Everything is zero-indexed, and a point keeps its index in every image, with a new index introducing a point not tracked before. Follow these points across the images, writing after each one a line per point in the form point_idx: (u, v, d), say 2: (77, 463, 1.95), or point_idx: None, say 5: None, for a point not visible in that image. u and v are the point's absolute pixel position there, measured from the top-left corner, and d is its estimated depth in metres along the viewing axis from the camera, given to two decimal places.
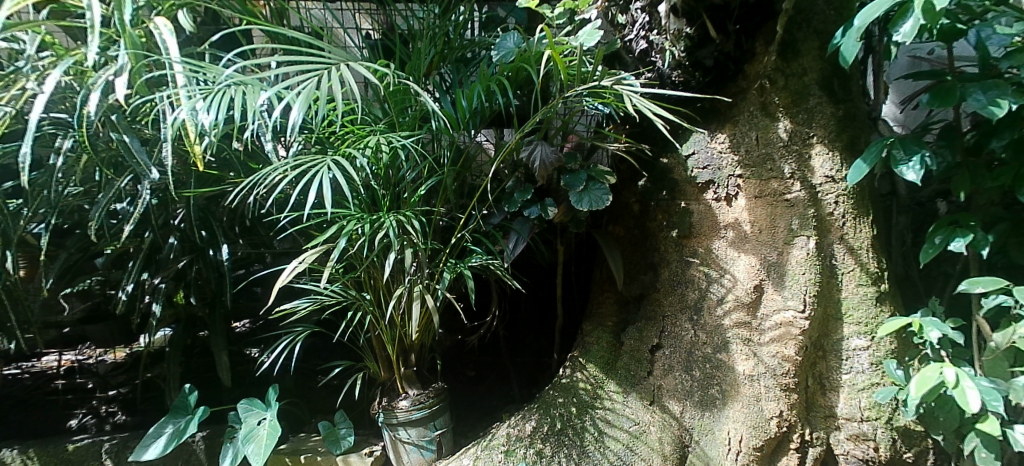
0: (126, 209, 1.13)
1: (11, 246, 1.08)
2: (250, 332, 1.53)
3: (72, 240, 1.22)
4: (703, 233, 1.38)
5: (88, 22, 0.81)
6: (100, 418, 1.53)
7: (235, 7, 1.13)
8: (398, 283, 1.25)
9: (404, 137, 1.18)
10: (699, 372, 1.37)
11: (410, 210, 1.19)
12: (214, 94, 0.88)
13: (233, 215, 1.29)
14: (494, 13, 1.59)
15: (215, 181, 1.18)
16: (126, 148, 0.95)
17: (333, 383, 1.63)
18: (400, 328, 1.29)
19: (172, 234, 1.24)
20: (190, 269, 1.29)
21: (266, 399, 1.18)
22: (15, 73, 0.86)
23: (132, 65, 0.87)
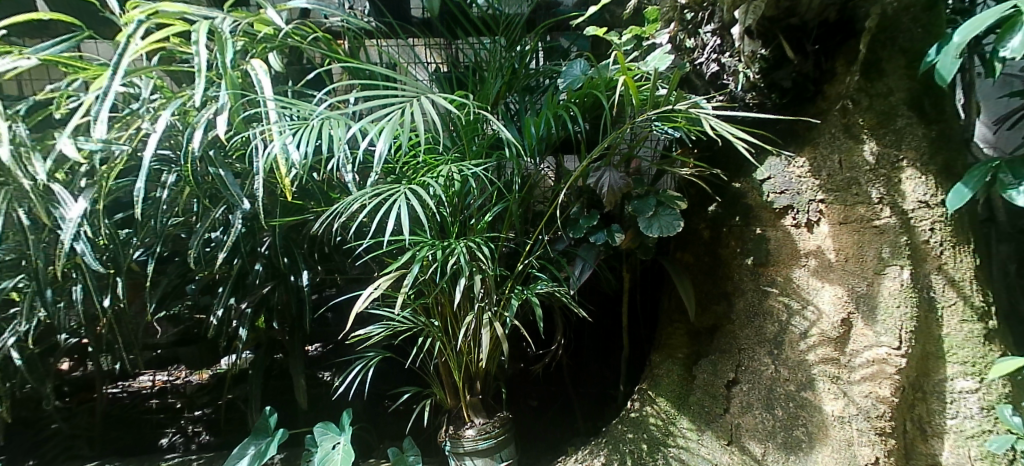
0: (219, 238, 1.20)
1: (121, 273, 1.15)
2: (323, 355, 1.59)
3: (174, 266, 1.29)
4: (781, 261, 1.31)
5: (196, 66, 0.87)
6: (187, 437, 1.62)
7: (321, 47, 1.19)
8: (467, 311, 1.25)
9: (475, 165, 1.19)
10: (781, 411, 1.28)
11: (478, 237, 1.19)
12: (303, 129, 0.95)
13: (313, 243, 1.35)
14: (558, 43, 1.55)
15: (297, 209, 1.24)
16: (222, 182, 1.02)
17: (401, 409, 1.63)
18: (466, 355, 1.28)
19: (258, 261, 1.29)
20: (273, 294, 1.35)
21: (341, 423, 1.19)
22: (133, 115, 0.95)
23: (232, 104, 0.93)
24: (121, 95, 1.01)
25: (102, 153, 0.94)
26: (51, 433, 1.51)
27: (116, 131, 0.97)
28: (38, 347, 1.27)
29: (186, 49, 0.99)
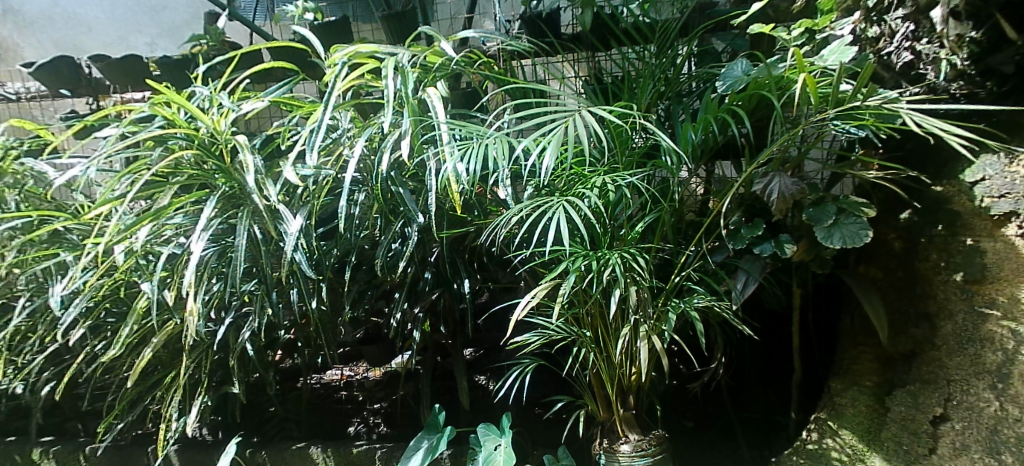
0: (398, 249, 1.35)
1: (323, 278, 1.33)
2: (479, 359, 1.69)
3: (362, 274, 1.46)
4: (1003, 277, 1.09)
5: (386, 97, 1.05)
6: (369, 427, 1.75)
7: (486, 71, 1.30)
8: (623, 322, 1.20)
9: (631, 175, 1.17)
10: (1012, 458, 1.04)
11: (631, 248, 1.15)
12: (470, 148, 1.08)
13: (474, 252, 1.44)
14: (711, 46, 1.48)
15: (461, 222, 1.34)
16: (402, 198, 1.19)
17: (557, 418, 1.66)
18: (618, 368, 1.24)
19: (427, 270, 1.42)
20: (440, 300, 1.48)
21: (501, 426, 1.24)
22: (336, 143, 1.18)
23: (412, 129, 1.10)
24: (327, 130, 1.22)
25: (314, 177, 1.17)
26: (271, 414, 1.70)
27: (324, 159, 1.20)
28: (264, 341, 1.51)
29: (377, 83, 1.20)
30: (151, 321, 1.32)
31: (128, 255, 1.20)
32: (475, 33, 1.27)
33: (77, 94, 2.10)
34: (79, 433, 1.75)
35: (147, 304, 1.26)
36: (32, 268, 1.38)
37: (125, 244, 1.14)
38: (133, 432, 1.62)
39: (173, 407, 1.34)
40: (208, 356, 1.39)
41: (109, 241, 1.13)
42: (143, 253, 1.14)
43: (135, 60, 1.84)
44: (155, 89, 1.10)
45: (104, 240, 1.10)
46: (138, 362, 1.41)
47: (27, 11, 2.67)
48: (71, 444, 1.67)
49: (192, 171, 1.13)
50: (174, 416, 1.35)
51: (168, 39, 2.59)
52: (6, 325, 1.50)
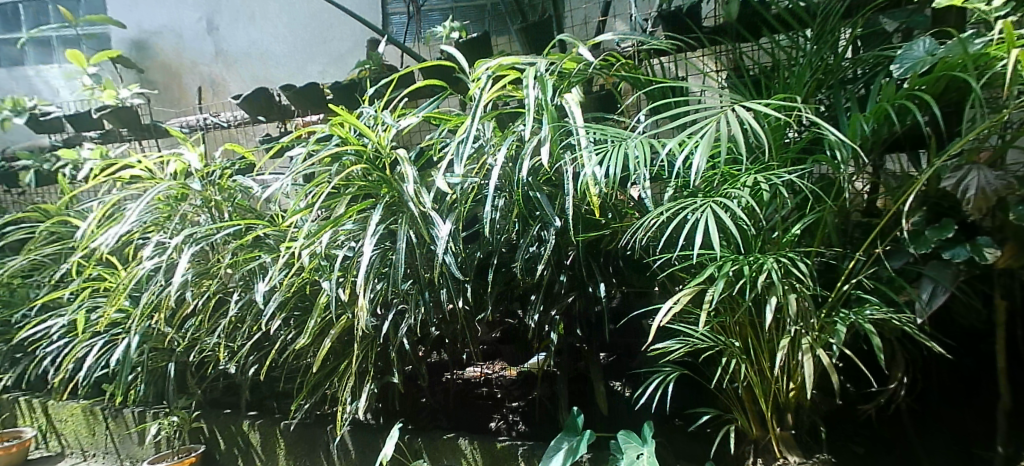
0: (536, 252, 1.38)
1: (468, 279, 1.41)
2: (615, 364, 1.65)
3: (501, 276, 1.52)
4: None
5: (528, 106, 1.09)
6: (508, 424, 1.75)
7: (624, 73, 1.28)
8: (780, 333, 1.11)
9: (789, 172, 1.07)
10: None
11: (788, 251, 1.05)
12: (607, 151, 1.08)
13: (609, 256, 1.43)
14: (880, 26, 1.31)
15: (596, 225, 1.33)
16: (540, 203, 1.24)
17: (704, 431, 1.55)
18: (772, 382, 1.15)
19: (563, 272, 1.43)
20: (575, 302, 1.48)
21: (643, 434, 1.22)
22: (481, 152, 1.30)
23: (551, 135, 1.13)
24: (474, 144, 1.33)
25: (461, 184, 1.29)
26: (421, 405, 1.84)
27: (470, 167, 1.33)
28: (416, 336, 1.65)
29: (517, 93, 1.27)
30: (329, 315, 1.52)
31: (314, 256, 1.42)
32: (613, 35, 1.25)
33: (271, 119, 2.49)
34: (275, 410, 2.04)
35: (328, 299, 1.45)
36: (242, 268, 1.66)
37: (311, 248, 1.36)
38: (316, 412, 1.86)
39: (348, 393, 1.52)
40: (372, 347, 1.55)
41: (301, 246, 1.35)
42: (323, 255, 1.36)
43: (315, 88, 2.16)
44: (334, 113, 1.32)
45: (299, 246, 1.33)
46: (318, 350, 1.63)
47: (232, 51, 3.24)
48: (269, 419, 1.96)
49: (362, 182, 1.33)
50: (349, 400, 1.54)
51: (335, 67, 3.01)
52: (224, 316, 1.82)
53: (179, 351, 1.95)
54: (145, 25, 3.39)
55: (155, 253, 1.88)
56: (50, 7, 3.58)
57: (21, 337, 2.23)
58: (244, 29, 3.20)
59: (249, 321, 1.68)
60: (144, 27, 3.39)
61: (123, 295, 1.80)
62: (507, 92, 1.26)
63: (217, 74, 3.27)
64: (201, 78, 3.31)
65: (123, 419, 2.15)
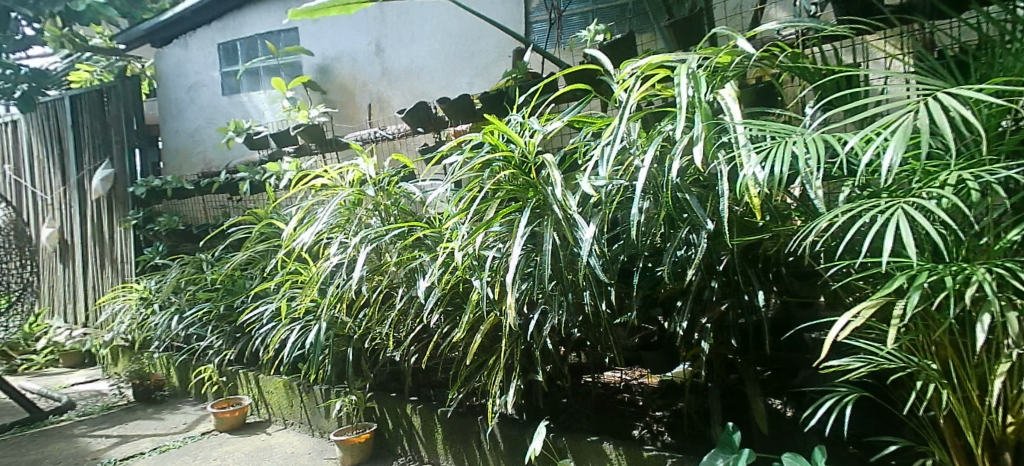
0: (685, 256, 1.33)
1: (613, 282, 1.40)
2: (776, 379, 1.53)
3: (646, 280, 1.48)
4: None
5: (678, 105, 1.05)
6: (653, 434, 1.69)
7: (788, 64, 1.18)
8: (993, 356, 0.92)
9: (1008, 167, 0.89)
10: None
11: (1006, 260, 0.88)
12: (772, 149, 0.99)
13: (768, 261, 1.33)
14: None
15: (754, 229, 1.24)
16: (690, 204, 1.18)
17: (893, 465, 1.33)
18: (983, 414, 0.96)
19: (715, 278, 1.36)
20: (728, 311, 1.39)
21: (813, 459, 1.09)
22: (629, 154, 1.29)
23: (704, 133, 1.07)
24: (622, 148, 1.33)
25: (607, 187, 1.30)
26: (562, 406, 1.85)
27: (615, 171, 1.34)
28: (559, 337, 1.68)
29: (667, 93, 1.23)
30: (481, 311, 1.64)
31: (467, 255, 1.57)
32: (779, 24, 1.16)
33: (428, 130, 2.74)
34: (432, 397, 2.23)
35: (479, 297, 1.58)
36: (406, 266, 1.88)
37: (466, 247, 1.51)
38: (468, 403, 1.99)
39: (497, 387, 1.60)
40: (518, 345, 1.61)
41: (461, 245, 1.51)
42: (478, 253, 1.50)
43: (467, 99, 2.45)
44: (487, 123, 1.49)
45: (458, 246, 1.48)
46: (470, 344, 1.75)
47: (398, 69, 3.65)
48: (428, 405, 2.14)
49: (511, 187, 1.45)
50: (498, 393, 1.62)
51: (482, 78, 3.29)
52: (392, 308, 2.05)
53: (357, 337, 2.23)
54: (328, 52, 3.94)
55: (339, 251, 2.18)
56: (258, 43, 4.32)
57: (242, 319, 2.73)
58: (408, 49, 3.59)
59: (413, 313, 1.87)
60: (326, 53, 3.95)
61: (315, 286, 2.15)
62: (655, 92, 1.24)
63: (383, 91, 3.71)
64: (370, 96, 3.77)
65: (312, 395, 2.49)
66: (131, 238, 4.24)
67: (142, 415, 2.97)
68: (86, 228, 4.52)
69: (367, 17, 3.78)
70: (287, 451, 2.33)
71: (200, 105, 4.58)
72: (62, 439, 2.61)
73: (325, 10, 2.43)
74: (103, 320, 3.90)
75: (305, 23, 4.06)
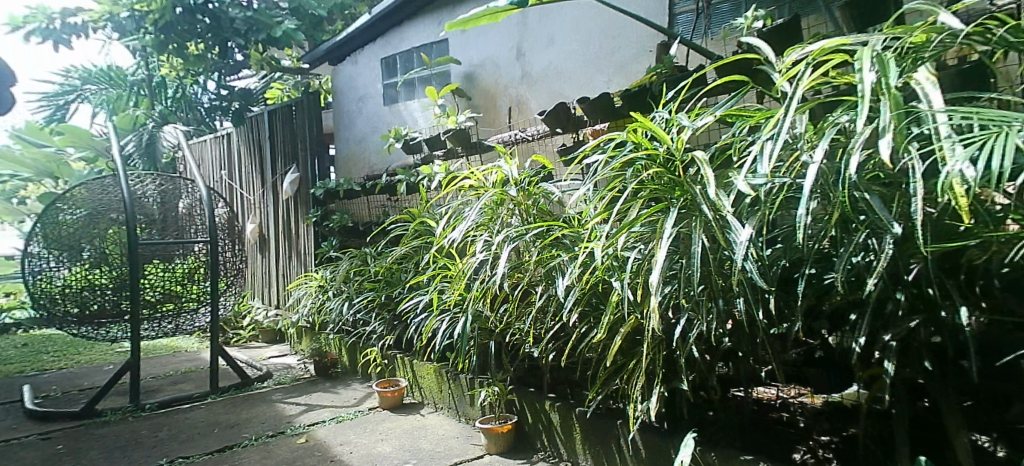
0: (861, 263, 1.18)
1: (773, 289, 1.29)
2: (981, 411, 1.27)
3: (811, 289, 1.34)
4: None
5: (860, 95, 0.94)
6: (821, 461, 1.48)
7: (1010, 37, 0.98)
8: None
9: None
10: None
11: None
12: (988, 142, 0.83)
13: (973, 272, 1.13)
14: None
15: (955, 235, 1.06)
16: (870, 206, 1.05)
17: None
18: None
19: (900, 290, 1.18)
20: (921, 330, 1.20)
21: None
22: (796, 151, 1.18)
23: (894, 123, 0.93)
24: (785, 144, 1.23)
25: (768, 186, 1.20)
26: (709, 419, 1.72)
27: (778, 169, 1.23)
28: (707, 346, 1.58)
29: (844, 81, 1.10)
30: (623, 312, 1.63)
31: (608, 254, 1.61)
32: None
33: (567, 131, 2.76)
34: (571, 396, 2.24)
35: (620, 297, 1.61)
36: (547, 263, 2.03)
37: (608, 245, 1.56)
38: (608, 405, 1.98)
39: (638, 391, 1.56)
40: (661, 350, 1.56)
41: (603, 246, 1.56)
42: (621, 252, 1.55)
43: (608, 97, 2.44)
44: (632, 121, 1.56)
45: (601, 246, 1.55)
46: (610, 346, 1.74)
47: (537, 73, 3.73)
48: (566, 403, 2.17)
49: (654, 186, 1.46)
50: (639, 398, 1.58)
51: (622, 76, 3.23)
52: (537, 303, 2.16)
53: (499, 331, 2.35)
54: (474, 59, 4.17)
55: (484, 248, 2.31)
56: (413, 55, 4.72)
57: (401, 308, 3.03)
58: (548, 51, 3.65)
59: (556, 311, 1.91)
60: (472, 61, 4.18)
61: (463, 280, 2.32)
62: (829, 79, 1.11)
63: (523, 94, 3.83)
64: (511, 99, 3.91)
65: (459, 382, 2.66)
66: (311, 233, 4.88)
67: (320, 387, 3.41)
68: (278, 223, 5.31)
69: (510, 23, 3.91)
70: (438, 433, 2.52)
71: (365, 116, 5.12)
72: (263, 402, 3.11)
73: (476, 20, 2.58)
74: (291, 304, 4.56)
75: (455, 33, 4.34)
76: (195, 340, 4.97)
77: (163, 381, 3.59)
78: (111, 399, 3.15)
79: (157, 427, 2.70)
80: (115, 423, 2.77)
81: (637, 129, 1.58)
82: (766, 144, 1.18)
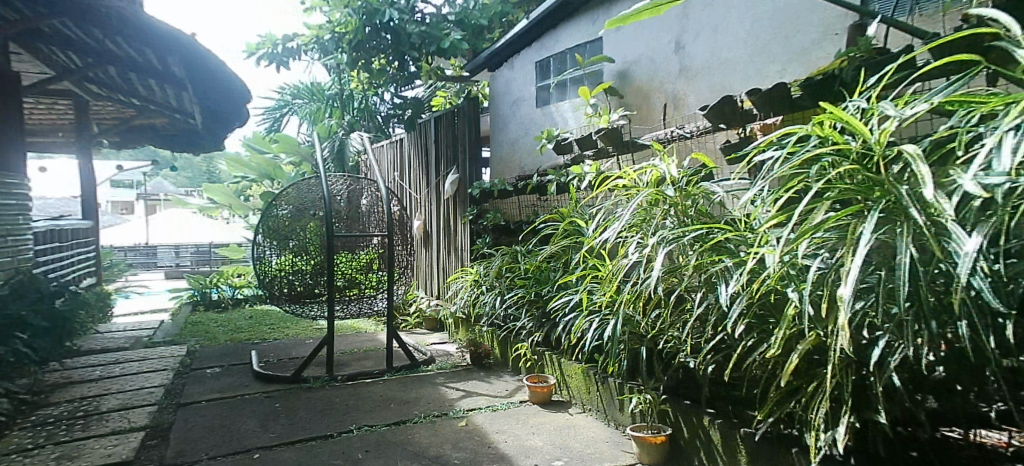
0: None
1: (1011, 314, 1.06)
2: None
3: None
4: None
5: None
6: None
7: None
8: None
9: None
10: None
11: None
12: None
13: None
14: None
15: None
16: None
17: None
18: None
19: None
20: None
21: None
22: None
23: None
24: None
25: (1011, 185, 1.00)
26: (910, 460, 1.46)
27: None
28: (909, 374, 1.36)
29: None
30: (801, 326, 1.50)
31: (781, 262, 1.51)
32: None
33: (731, 127, 2.56)
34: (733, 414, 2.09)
35: (796, 311, 1.44)
36: (716, 267, 1.92)
37: (789, 251, 1.43)
38: (778, 429, 1.80)
39: (820, 418, 1.39)
40: (851, 374, 1.37)
41: (781, 252, 1.43)
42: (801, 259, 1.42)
43: (783, 88, 2.22)
44: (818, 113, 1.45)
45: (779, 249, 1.42)
46: (785, 365, 1.59)
47: (696, 66, 3.53)
48: (728, 421, 2.02)
49: (849, 187, 1.32)
50: (822, 426, 1.41)
51: (800, 63, 2.91)
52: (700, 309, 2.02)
53: (651, 337, 2.27)
54: (628, 56, 4.08)
55: (636, 251, 2.25)
56: (567, 56, 4.76)
57: (551, 306, 3.09)
58: (709, 42, 3.43)
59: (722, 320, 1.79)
60: (626, 58, 4.10)
61: (615, 282, 2.29)
62: None
63: (679, 90, 3.65)
64: (666, 96, 3.75)
65: (608, 386, 2.63)
66: (468, 230, 5.21)
67: (476, 376, 3.63)
68: (440, 221, 5.75)
69: (669, 16, 3.75)
70: (587, 435, 2.52)
71: (518, 118, 5.30)
72: (427, 384, 3.40)
73: (637, 15, 2.47)
74: (450, 296, 4.91)
75: (609, 31, 4.29)
76: (372, 323, 5.62)
77: (347, 357, 4.11)
78: (311, 368, 3.69)
79: (346, 397, 3.10)
80: (315, 389, 3.25)
81: (824, 121, 1.46)
82: (1006, 136, 1.03)
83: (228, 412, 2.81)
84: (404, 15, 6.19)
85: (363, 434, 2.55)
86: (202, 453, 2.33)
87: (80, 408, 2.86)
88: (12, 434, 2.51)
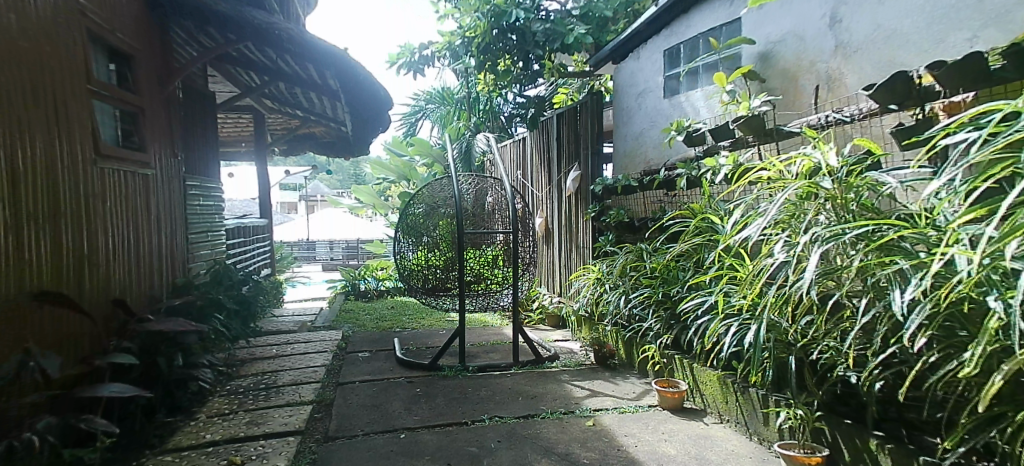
0: None
1: None
2: None
3: None
4: None
5: None
6: None
7: None
8: None
9: None
10: None
11: None
12: None
13: None
14: None
15: None
16: None
17: None
18: None
19: None
20: None
21: None
22: None
23: None
24: None
25: None
26: None
27: None
28: None
29: None
30: (1008, 341, 1.28)
31: (980, 266, 1.29)
32: None
33: (904, 107, 2.24)
34: (908, 440, 1.82)
35: (1002, 324, 1.22)
36: (890, 269, 1.69)
37: (993, 252, 1.21)
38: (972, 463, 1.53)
39: None
40: None
41: (982, 253, 1.22)
42: (1008, 263, 1.20)
43: (978, 58, 1.88)
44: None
45: (979, 250, 1.21)
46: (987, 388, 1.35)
47: (855, 41, 3.13)
48: (903, 448, 1.77)
49: None
50: None
51: (998, 27, 2.45)
52: (867, 316, 1.80)
53: (802, 346, 2.06)
54: (772, 36, 3.74)
55: (785, 250, 2.06)
56: (701, 41, 4.50)
57: (681, 308, 2.95)
58: (873, 12, 3.02)
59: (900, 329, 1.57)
60: (770, 38, 3.76)
61: (756, 285, 2.12)
62: None
63: (835, 69, 3.27)
64: (819, 77, 3.38)
65: (750, 396, 2.43)
66: (591, 227, 5.14)
67: (602, 376, 3.57)
68: (562, 218, 5.76)
69: None
70: (726, 447, 2.35)
71: (644, 110, 5.12)
72: (554, 380, 3.43)
73: None
74: (574, 293, 4.90)
75: (750, 10, 3.96)
76: (499, 318, 5.79)
77: (478, 349, 4.28)
78: (445, 358, 3.91)
79: (478, 387, 3.24)
80: (450, 378, 3.43)
81: None
82: None
83: (377, 394, 3.08)
84: (529, 14, 6.29)
85: (496, 424, 2.64)
86: (358, 429, 2.57)
87: (261, 381, 3.31)
88: (213, 399, 2.98)
